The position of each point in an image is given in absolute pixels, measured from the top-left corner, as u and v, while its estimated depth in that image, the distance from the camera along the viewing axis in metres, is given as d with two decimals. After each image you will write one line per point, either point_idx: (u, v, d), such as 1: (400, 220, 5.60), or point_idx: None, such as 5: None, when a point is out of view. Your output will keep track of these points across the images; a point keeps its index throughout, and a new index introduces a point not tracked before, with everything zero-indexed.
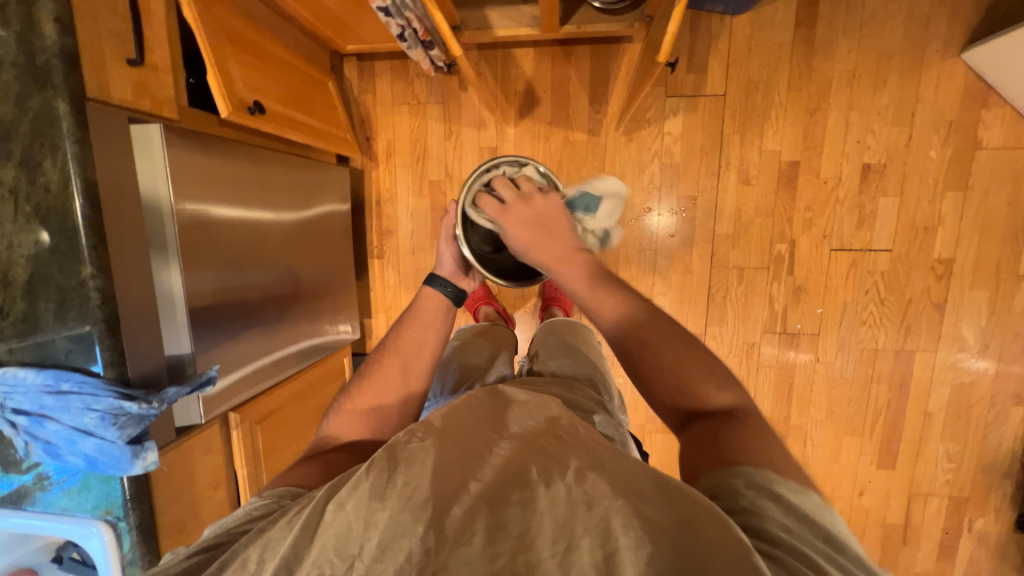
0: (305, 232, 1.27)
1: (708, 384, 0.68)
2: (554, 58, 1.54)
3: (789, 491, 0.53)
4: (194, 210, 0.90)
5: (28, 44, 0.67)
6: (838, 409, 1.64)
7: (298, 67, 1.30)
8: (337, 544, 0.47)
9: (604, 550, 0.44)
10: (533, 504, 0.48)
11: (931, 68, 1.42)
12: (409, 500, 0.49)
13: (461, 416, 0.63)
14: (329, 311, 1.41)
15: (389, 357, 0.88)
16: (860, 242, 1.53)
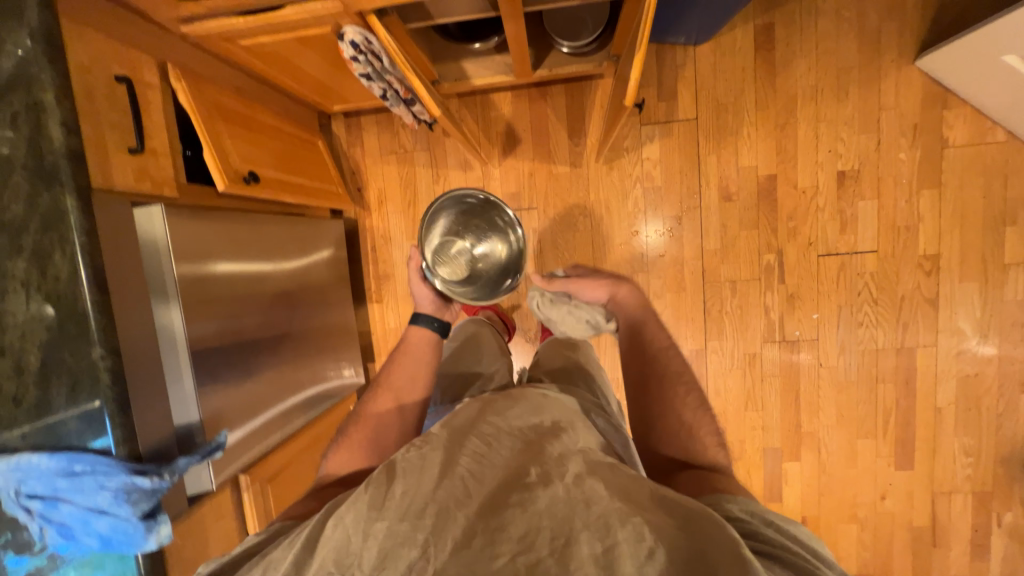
0: (304, 283, 1.31)
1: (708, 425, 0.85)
2: (530, 98, 1.62)
3: (785, 521, 0.64)
4: (198, 270, 0.95)
5: (38, 148, 0.72)
6: (848, 412, 1.64)
7: (289, 131, 1.36)
8: (337, 558, 0.58)
9: (603, 545, 0.54)
10: (530, 505, 0.60)
11: (889, 76, 1.49)
12: (407, 511, 0.61)
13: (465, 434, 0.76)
14: (332, 357, 1.43)
15: (382, 392, 0.96)
16: (845, 245, 1.57)
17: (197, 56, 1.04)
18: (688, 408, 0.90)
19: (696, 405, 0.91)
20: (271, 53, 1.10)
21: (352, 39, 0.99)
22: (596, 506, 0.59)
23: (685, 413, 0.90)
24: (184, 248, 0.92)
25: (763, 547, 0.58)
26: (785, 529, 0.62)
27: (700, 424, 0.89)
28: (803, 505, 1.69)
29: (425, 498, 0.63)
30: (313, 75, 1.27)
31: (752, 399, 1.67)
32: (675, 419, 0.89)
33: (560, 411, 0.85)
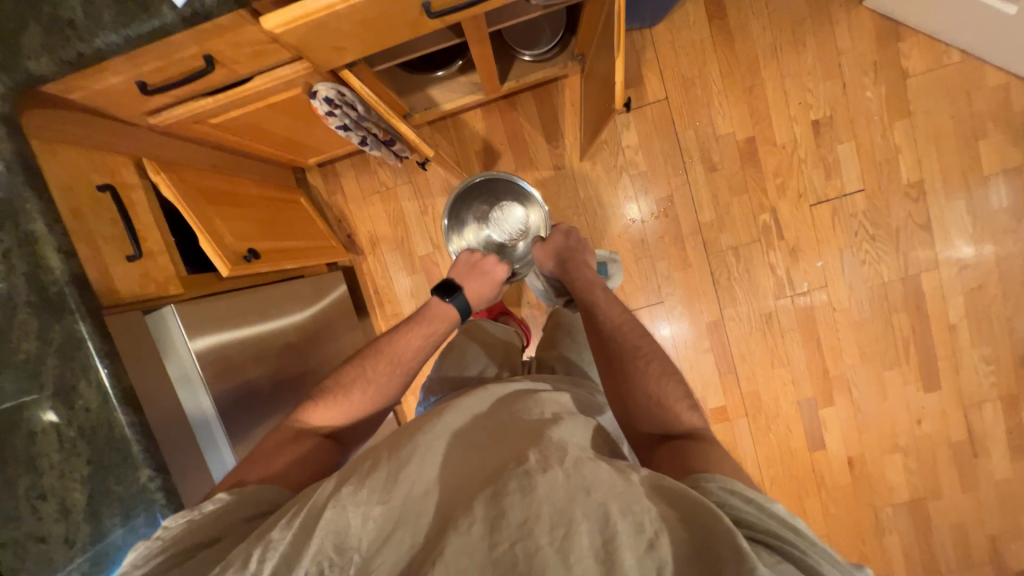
0: (315, 336, 1.27)
1: (682, 403, 0.82)
2: (501, 111, 1.61)
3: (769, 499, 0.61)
4: (217, 340, 0.91)
5: (38, 284, 0.72)
6: (869, 348, 1.68)
7: (272, 196, 1.33)
8: (337, 541, 0.57)
9: (603, 536, 0.52)
10: (532, 489, 0.56)
11: (841, 21, 1.52)
12: (409, 494, 0.60)
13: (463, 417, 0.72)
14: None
15: (386, 362, 0.90)
16: (834, 191, 1.60)
17: (169, 143, 1.00)
18: (652, 378, 0.85)
19: (662, 376, 0.86)
20: (246, 126, 1.06)
21: (325, 96, 0.93)
22: (596, 493, 0.56)
23: (650, 385, 0.84)
24: (202, 318, 0.88)
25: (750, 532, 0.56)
26: (769, 508, 0.60)
27: (666, 392, 0.83)
28: (846, 447, 1.73)
29: (425, 483, 0.62)
30: (289, 137, 1.23)
31: (777, 356, 1.69)
32: (643, 396, 0.84)
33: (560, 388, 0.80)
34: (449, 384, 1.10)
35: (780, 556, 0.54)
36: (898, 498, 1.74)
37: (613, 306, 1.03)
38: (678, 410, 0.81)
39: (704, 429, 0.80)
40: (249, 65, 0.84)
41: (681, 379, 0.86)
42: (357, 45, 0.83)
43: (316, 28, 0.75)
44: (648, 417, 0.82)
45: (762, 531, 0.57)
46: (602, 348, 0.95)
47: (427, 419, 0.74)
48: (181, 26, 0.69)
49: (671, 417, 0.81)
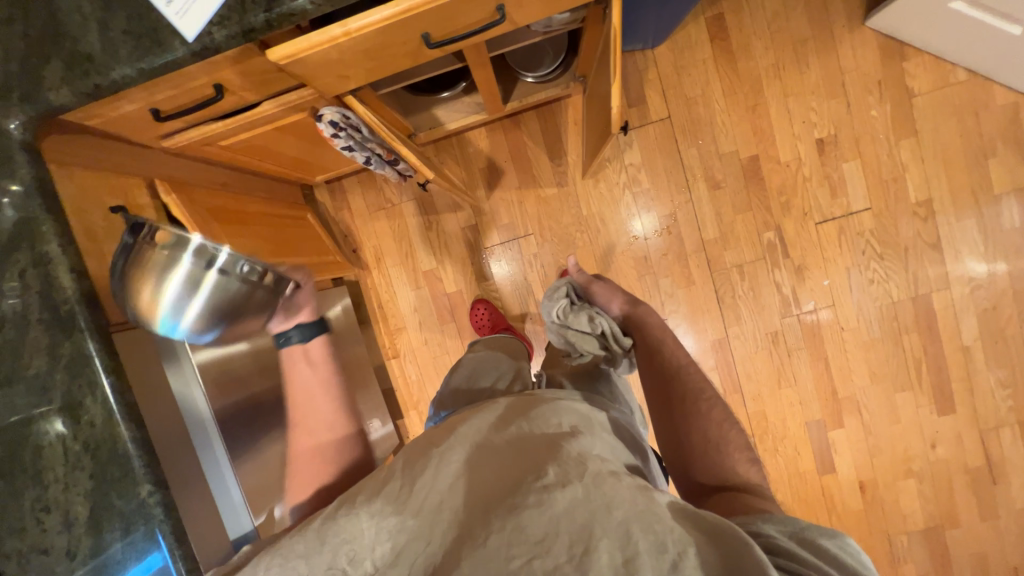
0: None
1: (740, 456, 0.85)
2: (505, 129, 1.64)
3: (825, 535, 0.57)
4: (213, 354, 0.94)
5: (50, 302, 0.75)
6: (879, 369, 1.64)
7: (280, 212, 1.37)
8: (351, 553, 0.57)
9: (624, 554, 0.51)
10: (550, 504, 0.55)
11: (844, 41, 1.53)
12: (426, 505, 0.60)
13: (479, 430, 0.71)
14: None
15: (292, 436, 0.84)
16: (840, 209, 1.59)
17: (180, 163, 1.04)
18: (711, 423, 0.89)
19: (723, 421, 0.89)
20: (254, 147, 1.09)
21: (330, 119, 0.97)
22: (617, 511, 0.55)
23: (710, 429, 0.88)
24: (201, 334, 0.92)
25: (788, 564, 0.54)
26: (818, 545, 0.56)
27: (728, 440, 0.87)
28: (857, 470, 1.68)
29: (441, 494, 0.61)
30: (297, 157, 1.26)
31: (784, 375, 1.67)
32: (702, 439, 0.87)
33: (577, 409, 0.79)
34: (461, 395, 1.08)
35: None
36: (913, 525, 1.68)
37: (680, 349, 1.06)
38: (736, 459, 0.84)
39: (759, 482, 0.82)
40: (256, 92, 0.88)
41: (741, 429, 0.89)
42: (361, 73, 0.86)
43: (321, 59, 0.78)
44: (703, 459, 0.85)
45: (811, 569, 0.53)
46: (663, 386, 0.99)
47: (445, 430, 0.73)
48: (191, 59, 0.73)
49: (728, 468, 0.83)
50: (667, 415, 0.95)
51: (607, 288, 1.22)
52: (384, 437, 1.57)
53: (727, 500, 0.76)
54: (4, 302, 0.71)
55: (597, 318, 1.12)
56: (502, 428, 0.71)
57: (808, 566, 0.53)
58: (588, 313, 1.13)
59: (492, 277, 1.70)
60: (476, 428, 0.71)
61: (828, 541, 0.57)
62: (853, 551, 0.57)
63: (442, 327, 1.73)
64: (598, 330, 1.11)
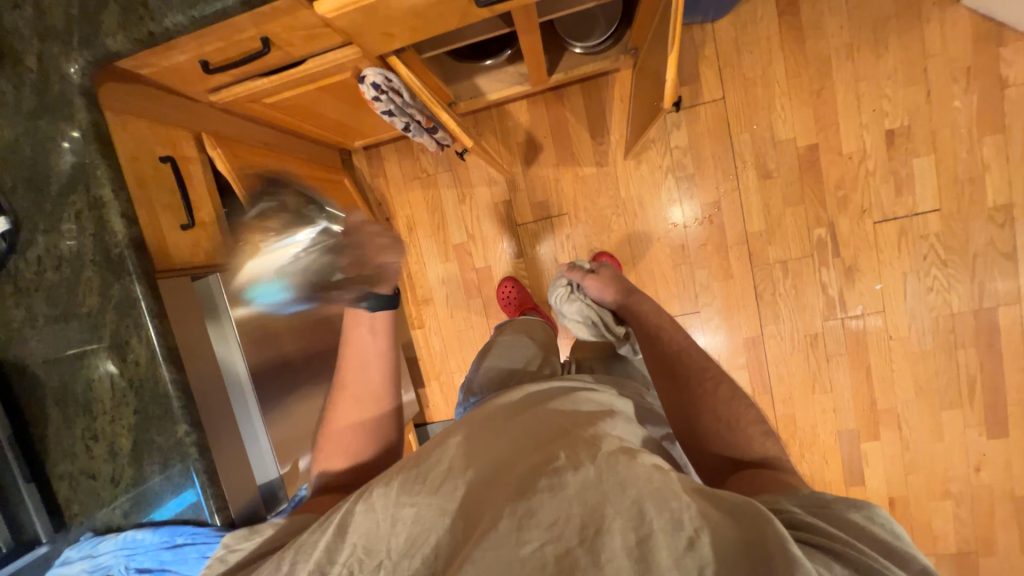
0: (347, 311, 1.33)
1: (756, 432, 0.82)
2: (547, 103, 1.58)
3: (851, 509, 0.55)
4: (250, 311, 0.98)
5: (103, 243, 0.77)
6: (926, 383, 1.54)
7: (318, 176, 1.39)
8: (366, 545, 0.55)
9: (636, 534, 0.49)
10: (563, 486, 0.54)
11: (932, 20, 1.36)
12: (439, 491, 0.59)
13: (492, 422, 0.72)
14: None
15: (340, 398, 0.92)
16: (904, 208, 1.46)
17: (224, 119, 1.06)
18: (720, 402, 0.85)
19: (734, 400, 0.86)
20: (296, 107, 1.10)
21: (373, 81, 0.97)
22: (630, 489, 0.53)
23: (719, 408, 0.85)
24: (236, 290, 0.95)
25: (813, 538, 0.51)
26: (847, 520, 0.54)
27: (739, 416, 0.84)
28: (888, 486, 1.60)
29: (454, 482, 0.60)
30: (337, 121, 1.27)
31: (820, 381, 1.59)
32: (714, 420, 0.84)
33: (596, 400, 0.78)
34: (489, 378, 1.09)
35: (852, 568, 0.48)
36: (943, 548, 1.60)
37: (679, 332, 1.04)
38: (748, 435, 0.81)
39: (779, 459, 0.78)
40: (302, 48, 0.87)
41: (753, 405, 0.86)
42: (406, 32, 0.84)
43: (367, 14, 0.76)
44: (717, 435, 0.82)
45: (840, 542, 0.50)
46: (666, 370, 0.96)
47: (456, 426, 0.74)
48: (239, 8, 0.72)
49: (743, 443, 0.80)
50: (674, 394, 0.91)
51: (602, 279, 1.19)
52: (407, 403, 1.61)
53: (748, 481, 0.72)
54: (65, 242, 0.77)
55: (588, 307, 1.20)
56: (518, 419, 0.72)
57: (834, 539, 0.51)
58: (584, 302, 1.22)
59: (521, 254, 1.68)
60: (492, 420, 0.73)
61: (857, 514, 0.54)
62: (885, 523, 0.54)
63: (469, 302, 1.73)
64: (591, 318, 1.19)
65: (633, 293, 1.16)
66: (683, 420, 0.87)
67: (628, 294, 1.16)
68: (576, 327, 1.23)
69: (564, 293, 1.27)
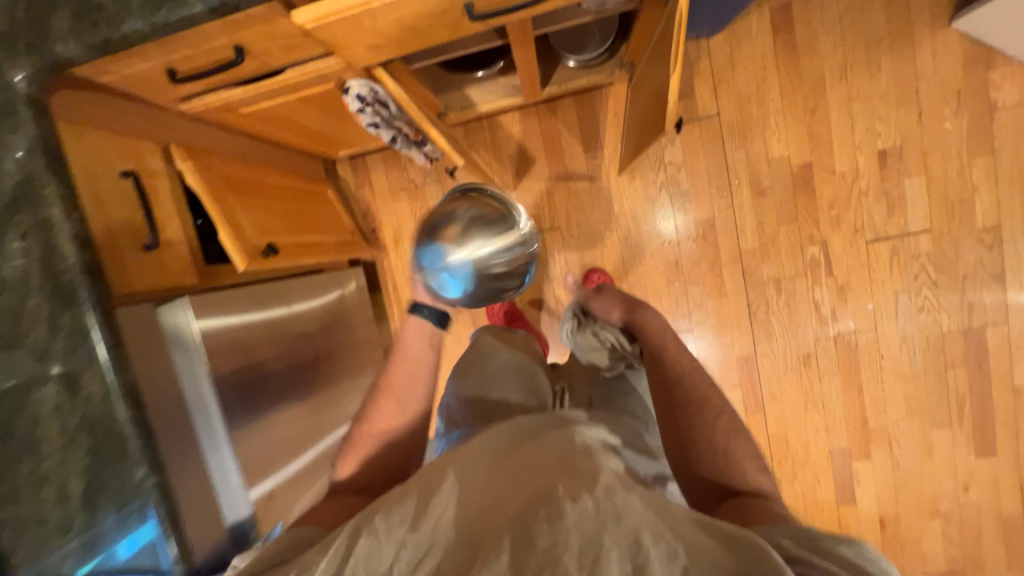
0: (322, 328, 1.26)
1: (749, 464, 0.81)
2: (539, 115, 1.54)
3: (840, 543, 0.52)
4: (223, 326, 0.91)
5: (52, 268, 0.70)
6: (917, 403, 1.54)
7: (298, 188, 1.32)
8: (366, 566, 0.54)
9: (634, 563, 0.47)
10: (562, 516, 0.52)
11: (924, 42, 1.37)
12: (439, 516, 0.58)
13: (494, 442, 0.70)
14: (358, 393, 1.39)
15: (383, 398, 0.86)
16: (895, 228, 1.46)
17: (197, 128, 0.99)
18: (717, 433, 0.83)
19: (732, 432, 0.84)
20: (274, 116, 1.03)
21: (358, 93, 0.91)
22: (627, 520, 0.51)
23: (717, 438, 0.83)
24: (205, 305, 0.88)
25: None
26: (838, 554, 0.50)
27: (734, 448, 0.82)
28: (879, 506, 1.59)
29: (454, 507, 0.59)
30: (319, 130, 1.20)
31: (812, 400, 1.57)
32: (709, 449, 0.82)
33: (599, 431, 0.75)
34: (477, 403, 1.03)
35: None
36: (933, 567, 1.59)
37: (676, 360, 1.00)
38: (744, 467, 0.80)
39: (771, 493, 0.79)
40: (281, 58, 0.81)
41: (750, 438, 0.84)
42: (394, 45, 0.78)
43: (352, 25, 0.71)
44: (714, 465, 0.81)
45: None
46: (664, 393, 0.92)
47: (459, 446, 0.73)
48: (209, 16, 0.67)
49: (736, 474, 0.80)
50: (669, 419, 0.88)
51: (606, 298, 1.14)
52: None
53: (742, 513, 0.72)
54: (9, 264, 0.69)
55: (599, 331, 1.11)
56: (518, 442, 0.70)
57: None
58: (596, 328, 1.13)
59: None
60: (494, 442, 0.71)
61: (846, 548, 0.51)
62: (871, 557, 0.51)
63: (457, 317, 1.68)
64: (606, 343, 1.10)
65: (639, 312, 1.08)
66: (678, 446, 0.86)
67: (633, 313, 1.08)
68: (586, 345, 1.13)
69: (573, 315, 1.23)
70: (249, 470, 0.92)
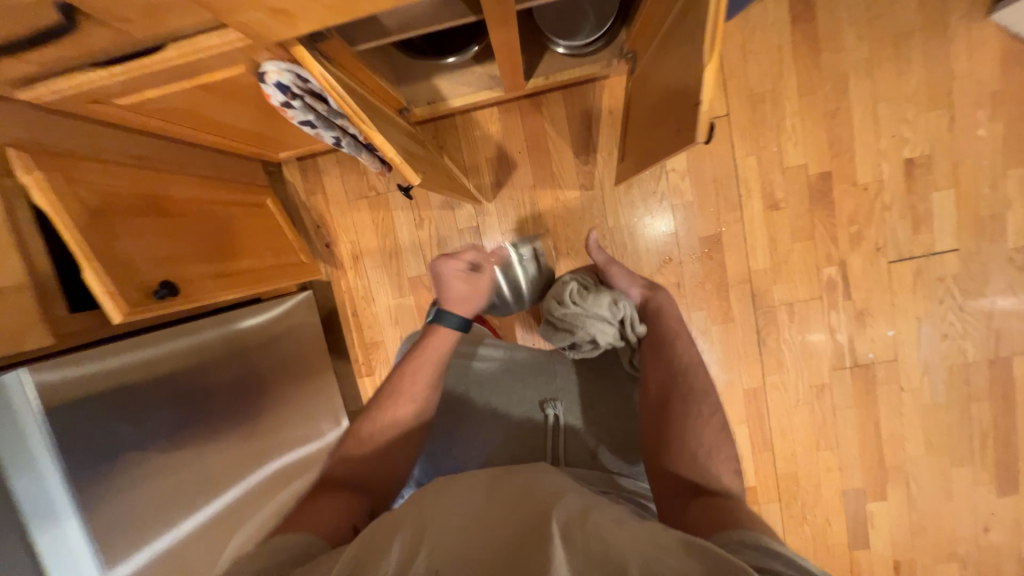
0: (240, 357, 1.07)
1: (727, 468, 0.79)
2: (522, 112, 1.31)
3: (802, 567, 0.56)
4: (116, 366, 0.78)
5: None
6: (937, 438, 1.39)
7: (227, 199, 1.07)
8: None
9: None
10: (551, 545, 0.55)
11: (958, 37, 1.20)
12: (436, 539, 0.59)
13: (483, 482, 0.73)
14: (297, 420, 1.23)
15: (400, 400, 0.92)
16: (921, 247, 1.30)
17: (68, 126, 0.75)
18: (708, 428, 0.82)
19: (717, 433, 0.82)
20: (166, 109, 0.78)
21: (277, 80, 0.68)
22: (614, 551, 0.55)
23: (705, 433, 0.82)
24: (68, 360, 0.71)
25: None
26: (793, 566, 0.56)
27: (718, 447, 0.80)
28: (894, 549, 1.45)
29: (451, 531, 0.60)
30: (235, 125, 0.95)
31: (825, 436, 1.41)
32: (695, 439, 0.80)
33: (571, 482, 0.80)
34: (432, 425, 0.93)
35: None
36: None
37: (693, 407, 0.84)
38: (721, 466, 0.78)
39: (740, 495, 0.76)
40: (148, 28, 0.56)
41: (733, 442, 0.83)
42: (312, 14, 0.54)
43: None
44: (690, 460, 0.78)
45: None
46: (662, 370, 0.90)
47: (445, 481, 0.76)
48: None
49: (711, 473, 0.77)
50: (658, 401, 0.86)
51: (626, 273, 1.10)
52: None
53: (706, 507, 0.71)
54: None
55: (619, 301, 0.96)
56: (506, 481, 0.73)
57: None
58: (615, 297, 0.98)
59: None
60: (483, 482, 0.73)
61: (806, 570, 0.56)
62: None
63: None
64: (618, 316, 0.95)
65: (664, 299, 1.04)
66: (658, 417, 0.85)
67: (660, 297, 1.04)
68: (597, 323, 0.95)
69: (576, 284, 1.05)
70: (126, 540, 0.77)
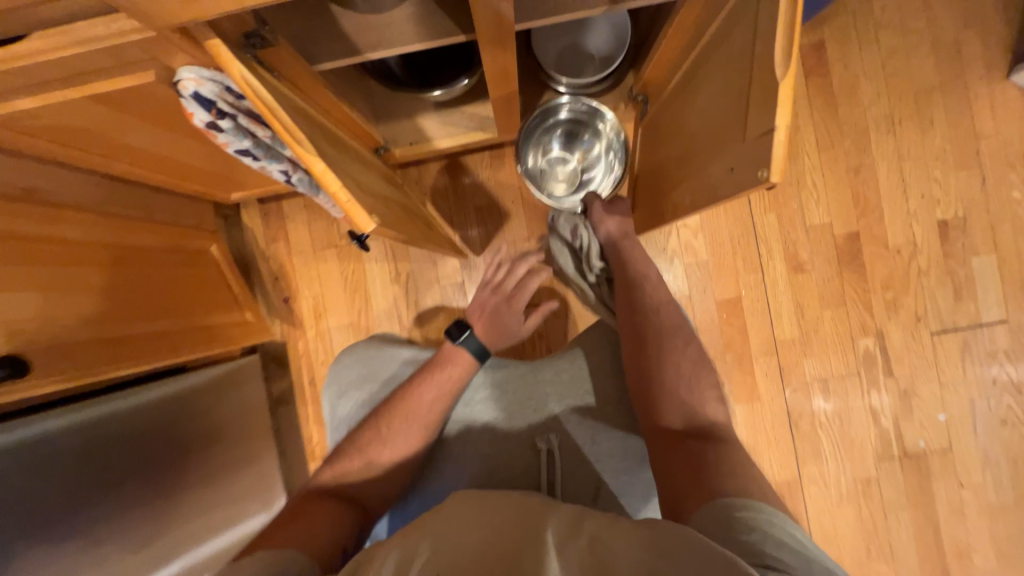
0: (165, 430, 0.86)
1: (710, 396, 0.70)
2: (516, 159, 1.18)
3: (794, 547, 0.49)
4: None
5: None
6: (1010, 548, 1.16)
7: (163, 240, 0.90)
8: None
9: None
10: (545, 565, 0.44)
11: (981, 96, 1.13)
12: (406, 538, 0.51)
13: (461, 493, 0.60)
14: (232, 488, 1.00)
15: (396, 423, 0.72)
16: (965, 318, 1.15)
17: None
18: (683, 359, 0.71)
19: (700, 366, 0.71)
20: (57, 130, 0.59)
21: (198, 92, 0.52)
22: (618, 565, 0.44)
23: (682, 369, 0.70)
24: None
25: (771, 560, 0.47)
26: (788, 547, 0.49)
27: (699, 381, 0.70)
28: None
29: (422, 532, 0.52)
30: (171, 160, 0.77)
31: (876, 544, 1.17)
32: (673, 375, 0.69)
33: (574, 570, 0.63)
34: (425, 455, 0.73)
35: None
36: None
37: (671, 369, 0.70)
38: (704, 397, 0.69)
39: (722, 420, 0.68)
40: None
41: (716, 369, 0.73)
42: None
43: None
44: (672, 400, 0.68)
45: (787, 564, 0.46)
46: (632, 320, 0.75)
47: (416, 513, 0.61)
48: None
49: (697, 408, 0.68)
50: (630, 341, 0.73)
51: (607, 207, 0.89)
52: None
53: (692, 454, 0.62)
54: None
55: (579, 228, 0.87)
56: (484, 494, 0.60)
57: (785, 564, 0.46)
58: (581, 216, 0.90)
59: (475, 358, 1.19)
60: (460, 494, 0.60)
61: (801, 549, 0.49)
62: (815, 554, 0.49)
63: None
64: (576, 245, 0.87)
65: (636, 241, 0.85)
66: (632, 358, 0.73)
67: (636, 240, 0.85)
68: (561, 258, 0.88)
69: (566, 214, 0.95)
70: None
